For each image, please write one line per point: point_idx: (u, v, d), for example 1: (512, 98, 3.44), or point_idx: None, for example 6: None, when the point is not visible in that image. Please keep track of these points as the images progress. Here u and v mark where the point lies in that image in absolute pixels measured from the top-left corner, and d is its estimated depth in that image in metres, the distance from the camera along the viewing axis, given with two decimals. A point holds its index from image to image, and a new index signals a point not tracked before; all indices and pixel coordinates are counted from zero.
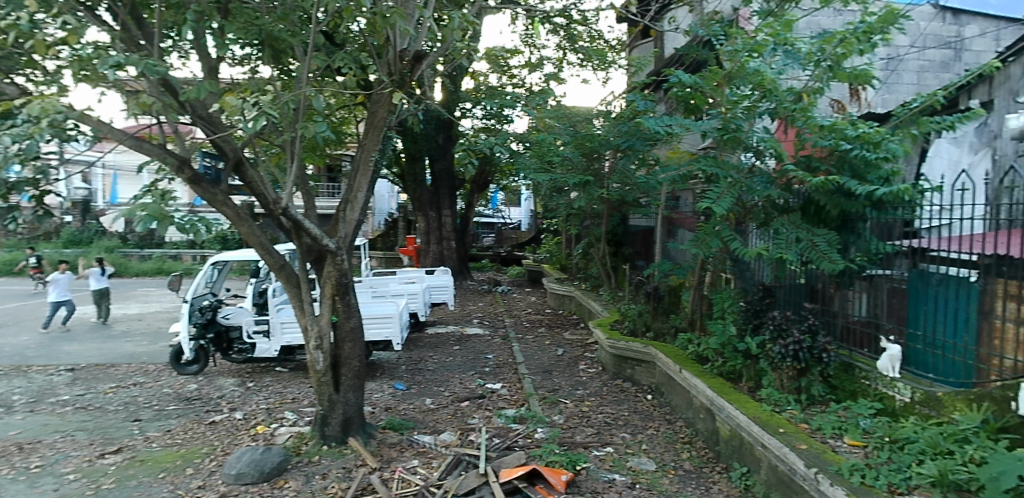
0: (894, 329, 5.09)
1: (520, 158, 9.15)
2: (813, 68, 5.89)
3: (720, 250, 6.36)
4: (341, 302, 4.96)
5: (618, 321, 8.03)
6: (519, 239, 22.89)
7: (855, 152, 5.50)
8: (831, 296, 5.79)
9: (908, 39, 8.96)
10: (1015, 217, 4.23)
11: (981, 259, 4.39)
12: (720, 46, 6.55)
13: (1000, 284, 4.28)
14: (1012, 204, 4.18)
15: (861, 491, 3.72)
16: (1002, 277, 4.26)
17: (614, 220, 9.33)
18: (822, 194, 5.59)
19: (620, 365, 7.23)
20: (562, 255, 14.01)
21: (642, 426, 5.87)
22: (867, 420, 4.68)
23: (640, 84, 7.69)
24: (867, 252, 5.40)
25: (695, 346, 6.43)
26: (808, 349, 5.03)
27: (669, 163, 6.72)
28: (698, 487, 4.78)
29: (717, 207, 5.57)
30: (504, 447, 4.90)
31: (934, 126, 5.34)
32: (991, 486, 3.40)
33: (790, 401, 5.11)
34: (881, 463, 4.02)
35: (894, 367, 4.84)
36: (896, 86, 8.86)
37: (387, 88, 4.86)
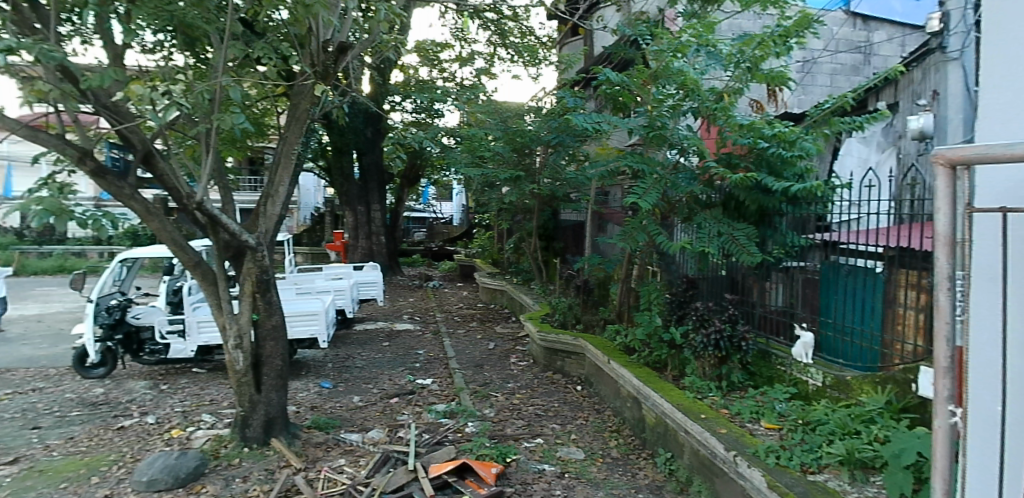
0: (808, 317, 5.38)
1: (450, 152, 9.11)
2: (733, 69, 6.11)
3: (646, 244, 6.53)
4: (261, 299, 4.82)
5: (548, 314, 8.12)
6: (451, 233, 22.79)
7: (771, 150, 5.77)
8: (750, 287, 6.04)
9: (824, 43, 9.42)
10: (918, 212, 4.51)
11: (886, 250, 4.66)
12: (646, 45, 6.71)
13: (903, 274, 4.55)
14: (914, 200, 4.45)
15: (776, 472, 3.91)
16: (905, 267, 4.53)
17: (545, 215, 9.44)
18: (742, 190, 5.84)
19: (550, 358, 7.32)
20: (494, 250, 14.06)
21: (572, 417, 5.97)
22: (782, 404, 4.93)
23: (570, 81, 7.78)
24: (783, 245, 5.67)
25: (623, 337, 6.59)
26: (728, 337, 5.26)
27: (598, 159, 6.85)
28: (624, 474, 4.91)
29: (642, 203, 5.71)
30: (434, 442, 4.89)
31: (845, 125, 5.65)
32: (893, 463, 3.63)
33: (711, 388, 5.33)
34: (795, 444, 4.24)
35: (807, 353, 5.10)
36: (810, 88, 9.35)
37: (309, 80, 4.75)
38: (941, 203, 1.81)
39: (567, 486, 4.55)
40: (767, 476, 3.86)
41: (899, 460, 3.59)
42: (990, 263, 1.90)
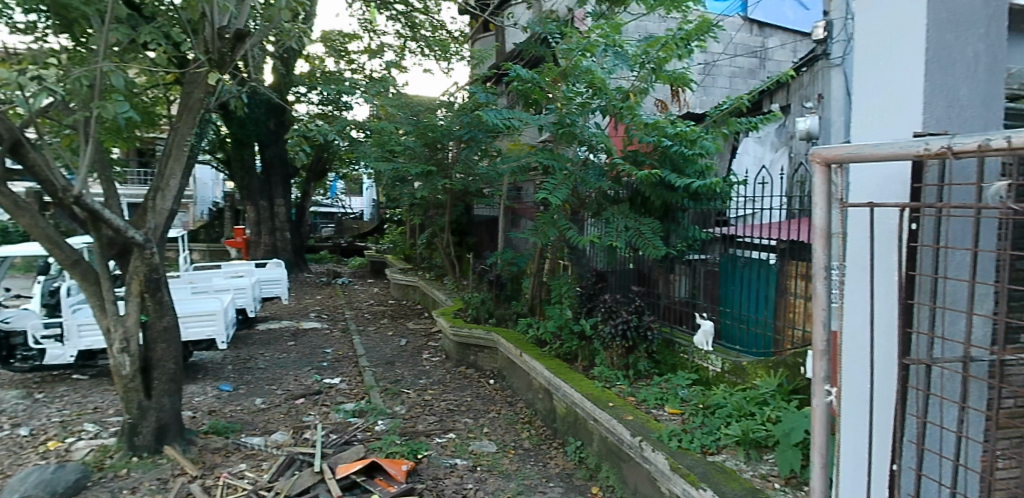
0: (709, 307, 5.66)
1: (359, 146, 8.91)
2: (638, 69, 6.26)
3: (557, 239, 6.64)
4: (150, 300, 4.54)
5: (461, 309, 8.11)
6: (361, 229, 22.35)
7: (674, 148, 6.02)
8: (656, 280, 6.28)
9: (724, 47, 9.86)
10: (805, 207, 4.82)
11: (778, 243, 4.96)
12: (556, 44, 6.81)
13: (793, 265, 4.86)
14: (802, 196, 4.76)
15: (678, 454, 4.09)
16: (794, 258, 4.84)
17: (457, 210, 9.42)
18: (647, 187, 6.06)
19: (463, 353, 7.32)
20: (405, 245, 13.90)
21: (484, 410, 6.00)
22: (684, 390, 5.17)
23: (482, 77, 7.80)
24: (686, 238, 5.92)
25: (534, 330, 6.69)
26: (635, 327, 5.50)
27: (509, 155, 6.90)
28: (535, 464, 4.99)
29: (552, 198, 5.81)
30: (342, 442, 4.80)
31: (743, 125, 5.96)
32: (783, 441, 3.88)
33: (619, 377, 5.50)
34: (695, 427, 4.45)
35: (707, 342, 5.36)
36: (710, 89, 9.83)
37: (202, 68, 4.52)
38: (818, 198, 1.93)
39: (478, 479, 4.57)
40: (669, 459, 4.03)
41: (789, 439, 3.83)
42: (861, 254, 2.06)
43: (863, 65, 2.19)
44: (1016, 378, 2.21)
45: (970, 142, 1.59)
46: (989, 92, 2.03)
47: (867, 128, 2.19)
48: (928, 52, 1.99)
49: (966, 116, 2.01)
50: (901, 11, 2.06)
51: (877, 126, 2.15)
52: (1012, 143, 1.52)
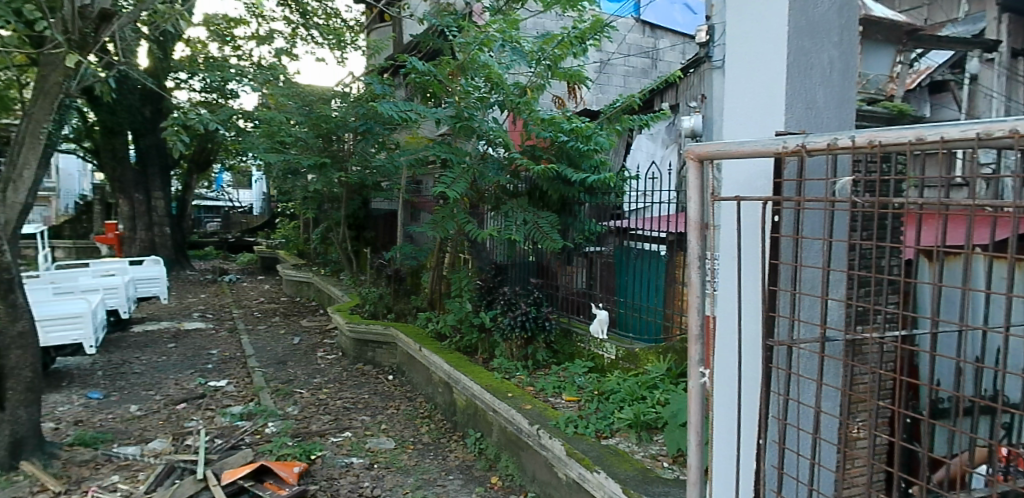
0: (604, 297, 5.86)
1: (247, 136, 8.50)
2: (535, 66, 6.38)
3: (456, 233, 6.62)
4: (1, 303, 4.13)
5: (358, 305, 7.93)
6: (250, 224, 21.33)
7: (570, 143, 6.17)
8: (555, 272, 6.43)
9: (618, 47, 10.21)
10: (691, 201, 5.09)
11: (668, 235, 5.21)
12: (453, 37, 6.77)
13: (682, 255, 5.11)
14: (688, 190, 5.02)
15: (574, 440, 4.21)
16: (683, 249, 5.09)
17: (354, 204, 9.21)
18: (545, 181, 6.17)
19: (360, 349, 7.18)
20: (299, 240, 13.42)
21: (382, 407, 5.92)
22: (580, 377, 5.34)
23: (378, 68, 7.65)
24: (584, 231, 6.09)
25: (434, 324, 6.66)
26: (534, 318, 5.61)
27: (407, 147, 6.82)
28: (435, 458, 4.98)
29: (451, 192, 5.78)
30: (228, 447, 4.61)
31: (635, 122, 6.21)
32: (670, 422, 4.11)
33: (518, 368, 5.58)
34: (590, 413, 4.61)
35: (603, 330, 5.50)
36: (606, 87, 10.16)
37: (60, 48, 4.15)
38: (692, 192, 2.04)
39: (375, 477, 4.51)
40: (566, 445, 4.14)
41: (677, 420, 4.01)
42: (731, 245, 2.20)
43: (733, 67, 2.33)
44: (865, 357, 2.44)
45: (821, 141, 1.73)
46: (842, 96, 2.22)
47: (738, 128, 2.34)
48: (789, 58, 2.14)
49: (822, 117, 2.19)
50: (765, 19, 2.21)
51: (745, 125, 2.30)
52: (856, 142, 1.67)
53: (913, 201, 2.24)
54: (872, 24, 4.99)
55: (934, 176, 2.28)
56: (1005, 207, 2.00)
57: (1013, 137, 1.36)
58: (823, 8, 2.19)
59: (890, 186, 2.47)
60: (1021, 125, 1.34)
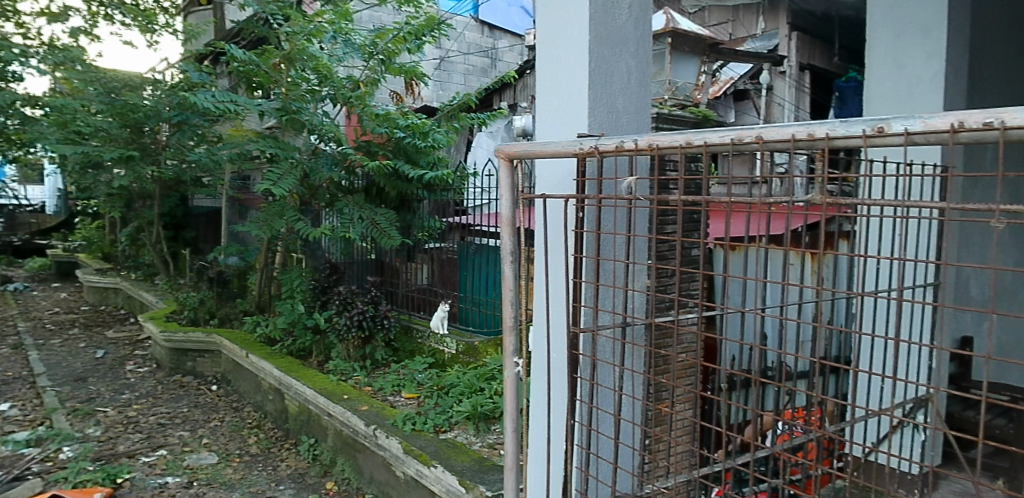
0: (446, 293, 5.93)
1: (34, 125, 7.47)
2: (368, 60, 6.21)
3: (286, 231, 6.31)
4: None
5: (175, 312, 7.31)
6: (43, 223, 18.83)
7: (406, 140, 6.10)
8: (396, 269, 6.41)
9: (456, 45, 10.28)
10: None
11: None
12: (279, 26, 6.41)
13: None
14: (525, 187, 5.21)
15: (411, 437, 4.20)
16: None
17: (171, 201, 8.46)
18: (381, 177, 6.08)
19: (177, 360, 6.60)
20: (105, 242, 12.10)
21: (203, 420, 5.51)
22: (420, 374, 5.36)
23: (195, 54, 7.07)
24: (425, 228, 6.13)
25: (262, 328, 6.32)
26: (371, 317, 5.58)
27: (230, 140, 6.37)
28: (264, 469, 4.74)
29: (277, 189, 5.49)
30: (10, 479, 4.09)
31: (471, 120, 6.33)
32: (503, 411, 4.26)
33: (355, 369, 5.47)
34: (429, 408, 4.65)
35: (443, 325, 5.65)
36: (446, 84, 10.22)
37: None
38: (504, 191, 2.11)
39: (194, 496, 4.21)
40: (402, 442, 4.12)
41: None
42: (543, 240, 2.32)
43: (543, 72, 2.46)
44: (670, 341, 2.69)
45: (611, 143, 1.87)
46: (639, 102, 2.43)
47: (546, 127, 2.46)
48: (590, 65, 2.30)
49: (622, 121, 2.38)
50: (569, 27, 2.35)
51: (553, 125, 2.44)
52: (639, 145, 1.83)
53: (694, 200, 2.55)
54: (679, 36, 5.46)
55: (713, 178, 2.60)
56: (771, 206, 2.33)
57: (755, 143, 1.57)
58: (620, 21, 2.38)
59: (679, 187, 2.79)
60: (761, 131, 1.55)
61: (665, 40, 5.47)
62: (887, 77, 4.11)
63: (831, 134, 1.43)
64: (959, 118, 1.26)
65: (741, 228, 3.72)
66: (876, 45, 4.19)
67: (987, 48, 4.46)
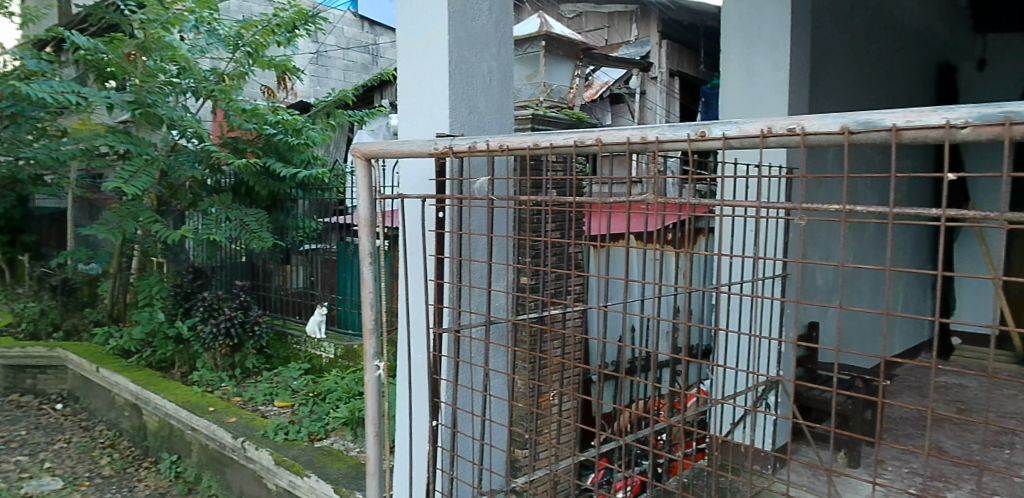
0: (325, 296, 5.76)
1: None
2: (233, 52, 5.92)
3: (143, 235, 5.86)
4: None
5: (9, 326, 6.58)
6: None
7: (278, 136, 5.84)
8: (269, 272, 6.19)
9: (334, 40, 9.98)
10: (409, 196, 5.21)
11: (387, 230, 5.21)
12: (132, 11, 5.93)
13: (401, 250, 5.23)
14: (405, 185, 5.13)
15: (284, 447, 4.03)
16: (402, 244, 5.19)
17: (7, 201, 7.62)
18: (250, 176, 5.78)
19: (14, 378, 5.94)
20: None
21: (46, 442, 5.00)
22: (295, 381, 5.18)
23: (32, 38, 6.39)
24: (301, 229, 5.94)
25: (116, 340, 5.84)
26: (240, 324, 5.33)
27: (76, 135, 5.82)
28: (118, 491, 4.38)
29: (130, 188, 5.07)
30: None
31: (348, 118, 6.18)
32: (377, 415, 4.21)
33: (223, 379, 5.21)
34: (304, 416, 4.49)
35: (320, 329, 5.48)
36: (324, 80, 9.84)
37: None
38: (361, 190, 2.08)
39: None
40: (274, 453, 3.94)
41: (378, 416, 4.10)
42: (407, 242, 2.32)
43: (405, 73, 2.46)
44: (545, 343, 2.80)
45: (464, 144, 1.90)
46: (501, 103, 2.48)
47: (409, 127, 2.47)
48: (451, 64, 2.32)
49: (484, 122, 2.42)
50: (428, 26, 2.36)
51: (415, 123, 2.44)
52: (491, 145, 1.87)
53: (560, 199, 2.65)
54: (553, 39, 5.59)
55: (582, 177, 2.71)
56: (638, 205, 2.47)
57: (596, 145, 1.68)
58: (481, 21, 2.42)
59: (551, 189, 2.88)
60: (601, 134, 1.65)
61: (539, 43, 5.60)
62: (739, 85, 4.45)
63: (661, 138, 1.56)
64: (767, 124, 1.42)
65: (600, 224, 3.97)
66: (729, 54, 4.51)
67: (825, 62, 4.93)
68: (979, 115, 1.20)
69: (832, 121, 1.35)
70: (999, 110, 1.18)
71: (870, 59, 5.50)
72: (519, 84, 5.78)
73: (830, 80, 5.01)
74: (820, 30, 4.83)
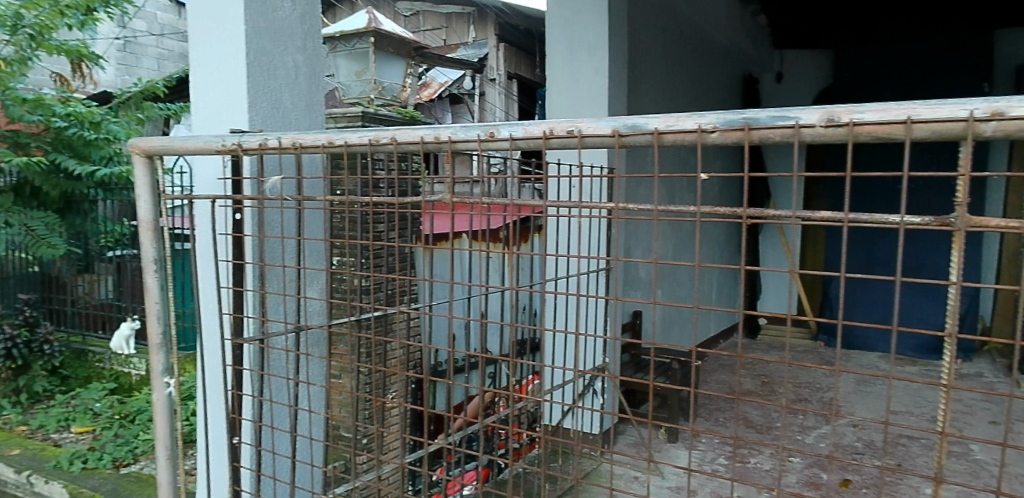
0: (133, 307, 5.26)
1: None
2: (10, 34, 5.15)
3: None
4: None
5: None
6: None
7: (70, 130, 5.19)
8: (67, 284, 5.51)
9: (145, 25, 9.12)
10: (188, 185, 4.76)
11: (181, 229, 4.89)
12: None
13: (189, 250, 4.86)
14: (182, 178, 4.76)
15: (81, 478, 3.61)
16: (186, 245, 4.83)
17: None
18: (35, 175, 5.03)
19: None
20: None
21: None
22: (99, 403, 4.63)
23: None
24: (103, 233, 5.33)
25: None
26: (23, 343, 4.87)
27: None
28: None
29: None
30: None
31: (159, 111, 5.72)
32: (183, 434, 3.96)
33: (5, 407, 4.58)
34: (108, 441, 4.04)
35: (126, 346, 4.87)
36: (133, 69, 8.96)
37: None
38: (141, 192, 2.00)
39: None
40: (68, 486, 3.52)
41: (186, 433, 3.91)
42: (205, 246, 2.21)
43: (200, 65, 2.31)
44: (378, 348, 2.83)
45: (255, 141, 1.84)
46: (310, 99, 2.41)
47: (207, 122, 2.32)
48: (249, 56, 2.21)
49: (290, 118, 2.34)
50: (224, 15, 2.22)
51: (212, 117, 2.30)
52: (283, 144, 1.82)
53: (393, 199, 2.60)
54: (383, 36, 5.40)
55: (421, 178, 2.64)
56: (480, 201, 2.49)
57: (390, 144, 1.70)
58: (284, 13, 2.33)
59: (391, 187, 2.83)
60: (395, 133, 1.67)
61: (368, 40, 5.38)
62: (562, 89, 4.65)
63: (453, 137, 1.62)
64: (547, 127, 1.52)
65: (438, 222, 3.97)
66: (553, 60, 4.69)
67: (642, 70, 5.32)
68: (724, 120, 1.37)
69: (605, 124, 1.47)
70: (740, 116, 1.36)
71: (684, 69, 6.01)
72: (347, 79, 5.58)
73: (647, 87, 5.41)
74: (638, 40, 5.19)
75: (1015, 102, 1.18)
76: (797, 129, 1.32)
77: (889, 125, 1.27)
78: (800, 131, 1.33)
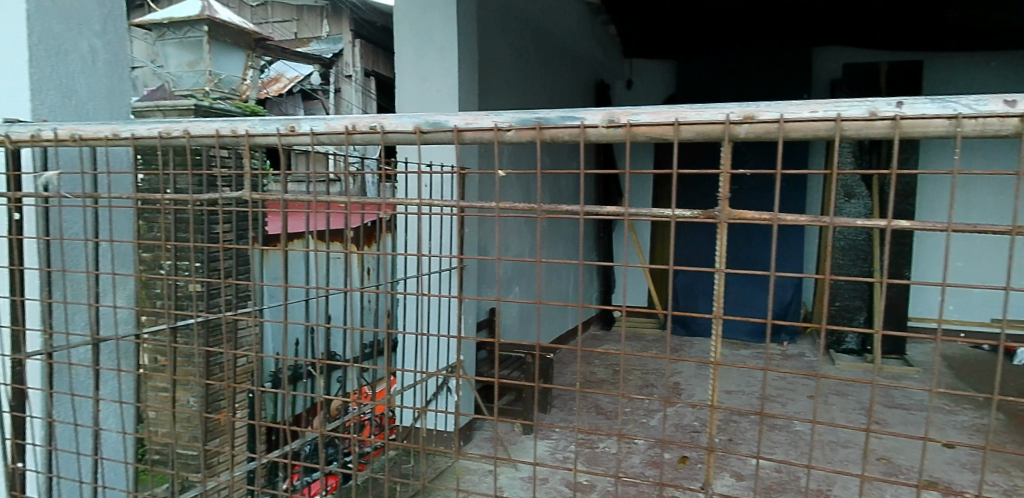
0: None
1: None
2: None
3: None
4: None
5: None
6: None
7: None
8: None
9: None
10: None
11: None
12: None
13: None
14: None
15: None
16: None
17: None
18: None
19: None
20: None
21: None
22: None
23: None
24: None
25: None
26: None
27: None
28: None
29: None
30: None
31: None
32: None
33: None
34: None
35: None
36: None
37: None
38: None
39: None
40: None
41: None
42: None
43: None
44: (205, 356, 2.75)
45: (26, 132, 1.81)
46: (110, 87, 2.31)
47: None
48: (33, 37, 2.08)
49: (86, 106, 2.24)
50: None
51: None
52: (60, 134, 1.79)
53: (219, 202, 2.49)
54: (219, 26, 5.10)
55: (258, 172, 2.52)
56: (328, 200, 2.41)
57: (183, 137, 1.69)
58: None
59: (232, 188, 2.68)
60: (187, 126, 1.66)
61: (202, 28, 5.01)
62: (412, 88, 4.63)
63: (251, 130, 1.63)
64: (349, 122, 1.54)
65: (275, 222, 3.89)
66: (403, 59, 4.65)
67: (497, 73, 5.44)
68: (518, 120, 1.45)
69: (407, 120, 1.52)
70: (533, 116, 1.45)
71: (537, 73, 6.22)
72: (178, 70, 5.19)
73: (501, 90, 5.55)
74: (492, 43, 5.30)
75: (762, 107, 1.34)
76: (582, 129, 1.42)
77: (660, 126, 1.39)
78: (586, 130, 1.43)
